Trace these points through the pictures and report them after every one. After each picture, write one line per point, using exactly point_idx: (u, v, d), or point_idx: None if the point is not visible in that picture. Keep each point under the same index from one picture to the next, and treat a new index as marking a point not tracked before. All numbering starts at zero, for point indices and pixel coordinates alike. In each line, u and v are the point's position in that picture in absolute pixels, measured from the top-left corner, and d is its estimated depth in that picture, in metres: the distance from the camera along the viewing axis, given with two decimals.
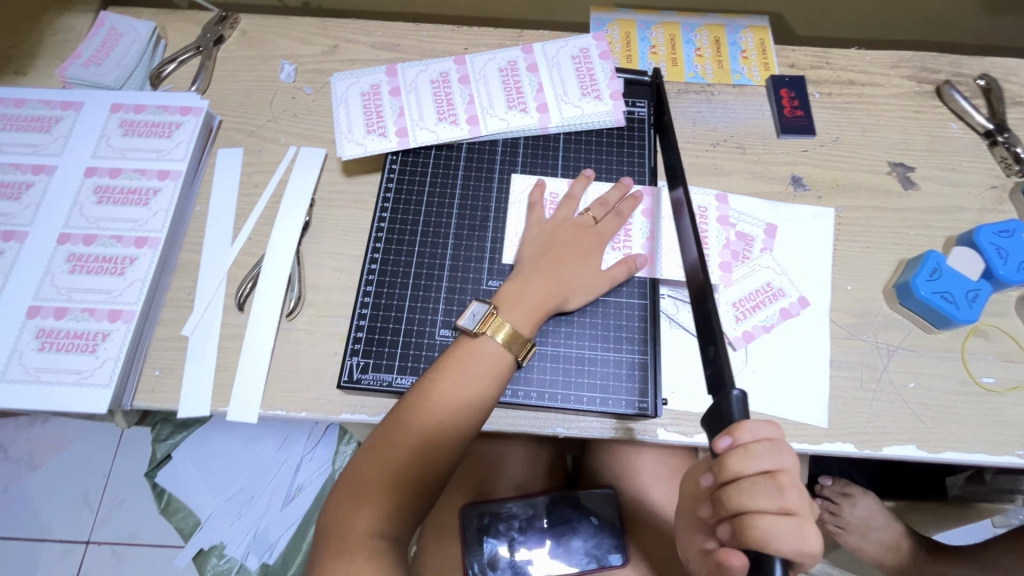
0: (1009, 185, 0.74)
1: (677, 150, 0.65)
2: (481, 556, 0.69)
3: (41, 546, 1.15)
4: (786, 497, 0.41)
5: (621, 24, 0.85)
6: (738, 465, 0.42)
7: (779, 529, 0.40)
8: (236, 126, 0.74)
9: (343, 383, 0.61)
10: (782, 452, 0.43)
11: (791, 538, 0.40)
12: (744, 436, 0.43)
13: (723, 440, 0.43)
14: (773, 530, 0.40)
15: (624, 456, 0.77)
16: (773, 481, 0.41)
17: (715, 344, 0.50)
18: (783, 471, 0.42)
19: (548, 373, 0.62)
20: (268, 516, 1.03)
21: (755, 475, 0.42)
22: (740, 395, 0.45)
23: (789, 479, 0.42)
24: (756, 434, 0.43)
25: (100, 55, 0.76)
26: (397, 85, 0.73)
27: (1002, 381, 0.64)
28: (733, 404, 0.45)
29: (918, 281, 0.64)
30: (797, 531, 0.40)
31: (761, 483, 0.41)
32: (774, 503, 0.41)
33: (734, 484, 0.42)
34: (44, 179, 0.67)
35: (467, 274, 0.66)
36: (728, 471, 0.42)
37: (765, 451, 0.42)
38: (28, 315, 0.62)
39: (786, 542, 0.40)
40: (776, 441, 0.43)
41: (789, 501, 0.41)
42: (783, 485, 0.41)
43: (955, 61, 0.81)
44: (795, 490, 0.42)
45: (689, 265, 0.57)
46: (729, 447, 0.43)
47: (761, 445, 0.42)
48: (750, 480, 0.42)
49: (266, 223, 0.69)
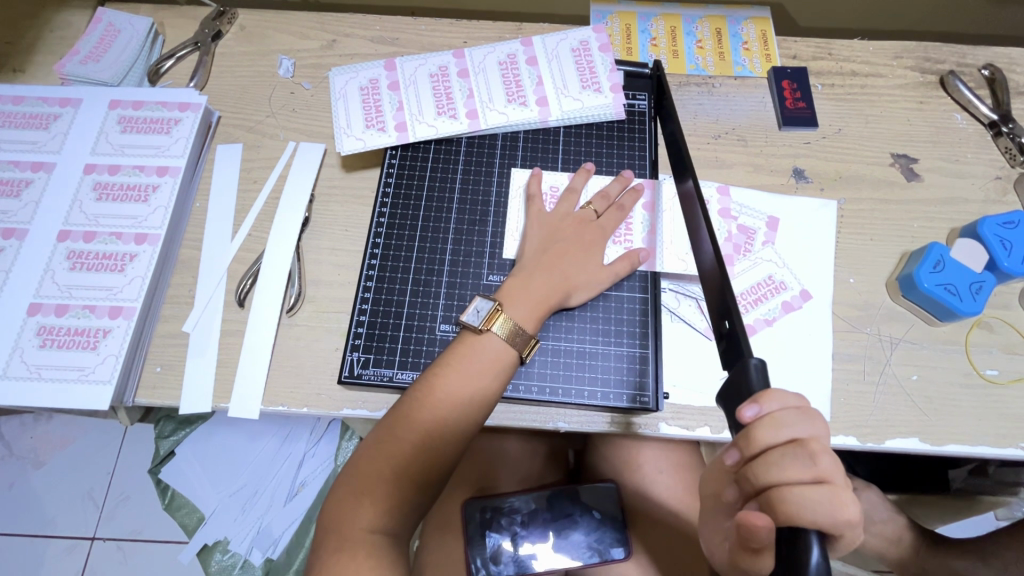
0: (1013, 176, 0.73)
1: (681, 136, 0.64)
2: (483, 551, 0.69)
3: (47, 542, 1.16)
4: (819, 465, 0.40)
5: (621, 16, 0.84)
6: (766, 435, 0.42)
7: (812, 498, 0.39)
8: (235, 122, 0.74)
9: (344, 378, 0.61)
10: (812, 421, 0.42)
11: (826, 507, 0.39)
12: (772, 404, 0.42)
13: (749, 409, 0.42)
14: (807, 499, 0.39)
15: (626, 449, 0.76)
16: (804, 448, 0.41)
17: (730, 318, 0.49)
18: (813, 440, 0.41)
19: (549, 367, 0.62)
20: (272, 512, 1.03)
21: (785, 444, 0.41)
22: (758, 363, 0.45)
23: (821, 447, 0.41)
24: (784, 403, 0.43)
25: (98, 52, 0.75)
26: (396, 79, 0.72)
27: (1004, 373, 0.64)
28: (752, 372, 0.44)
29: (921, 274, 0.64)
30: (832, 500, 0.39)
31: (792, 452, 0.41)
32: (807, 472, 0.40)
33: (763, 455, 0.42)
34: (43, 176, 0.67)
35: (467, 268, 0.66)
36: (757, 442, 0.42)
37: (794, 418, 0.42)
38: (28, 313, 0.62)
39: (821, 512, 0.39)
40: (805, 410, 0.43)
41: (823, 468, 0.40)
42: (815, 453, 0.41)
43: (959, 51, 0.80)
44: (828, 458, 0.41)
45: (700, 253, 0.57)
46: (757, 415, 0.42)
47: (790, 413, 0.42)
48: (780, 450, 0.41)
49: (266, 219, 0.69)
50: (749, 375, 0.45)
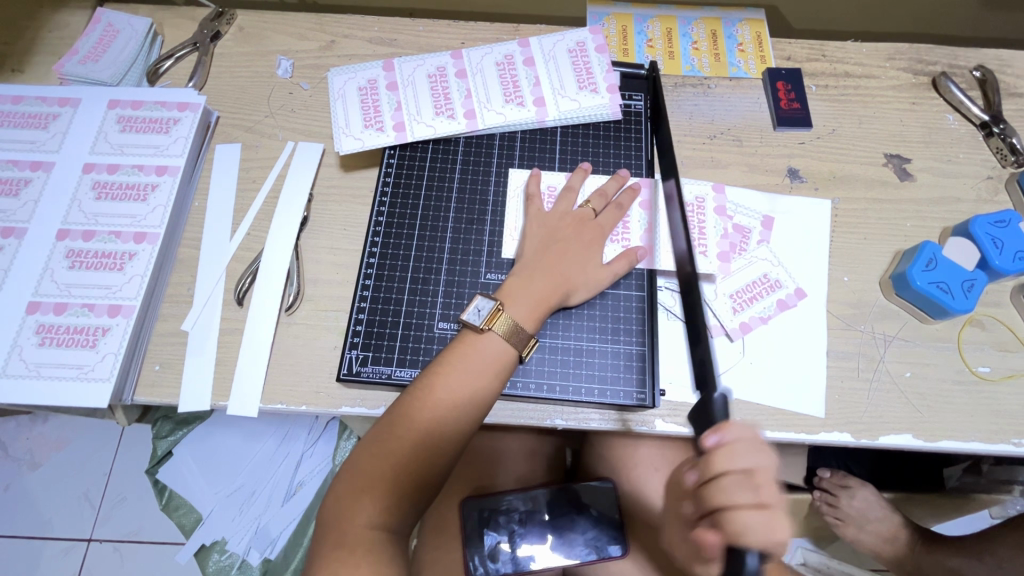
0: (1004, 176, 0.74)
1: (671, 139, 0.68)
2: (481, 549, 0.70)
3: (43, 544, 1.16)
4: (763, 493, 0.42)
5: (618, 18, 0.85)
6: (721, 461, 0.43)
7: (753, 525, 0.40)
8: (234, 122, 0.75)
9: (342, 376, 0.62)
10: (762, 453, 0.43)
11: (763, 533, 0.40)
12: (732, 434, 0.44)
13: (710, 438, 0.44)
14: (747, 523, 0.40)
15: (622, 448, 0.77)
16: (750, 478, 0.42)
17: (701, 347, 0.59)
18: (760, 471, 0.42)
19: (547, 364, 0.63)
20: (269, 512, 1.03)
21: (733, 473, 0.42)
22: (721, 397, 0.49)
23: (765, 478, 0.42)
24: (740, 435, 0.44)
25: (96, 52, 0.76)
26: (394, 80, 0.73)
27: (996, 370, 0.65)
28: (716, 404, 0.49)
29: (914, 272, 0.64)
30: (769, 527, 0.40)
31: (739, 479, 0.42)
32: (751, 498, 0.41)
33: (714, 480, 0.43)
34: (42, 175, 0.68)
35: (465, 267, 0.67)
36: (711, 469, 0.43)
37: (746, 449, 0.43)
38: (28, 311, 0.62)
39: (760, 537, 0.40)
40: (759, 441, 0.44)
41: (765, 496, 0.41)
42: (759, 483, 0.42)
43: (950, 53, 0.81)
44: (770, 487, 0.42)
45: (678, 253, 0.65)
46: (717, 443, 0.44)
47: (742, 444, 0.43)
48: (729, 478, 0.42)
49: (264, 219, 0.69)
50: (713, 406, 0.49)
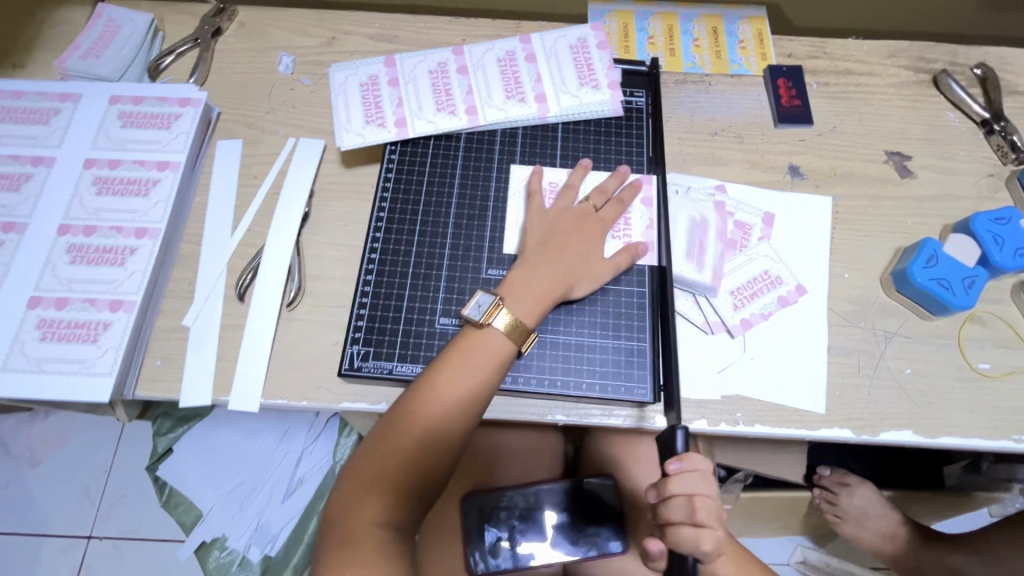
0: (1005, 173, 0.74)
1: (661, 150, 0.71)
2: (482, 545, 0.70)
3: (44, 541, 1.16)
4: (701, 514, 0.51)
5: (619, 15, 0.85)
6: (675, 487, 0.51)
7: (689, 539, 0.51)
8: (235, 118, 0.75)
9: (344, 371, 0.62)
10: (708, 481, 0.52)
11: (696, 547, 0.51)
12: (689, 464, 0.51)
13: (671, 463, 0.52)
14: (684, 540, 0.51)
15: (623, 445, 0.78)
16: (694, 503, 0.51)
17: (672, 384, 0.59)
18: (703, 495, 0.52)
19: (548, 360, 0.63)
20: (270, 508, 1.03)
21: (681, 496, 0.51)
22: (682, 432, 0.52)
23: (707, 502, 0.52)
24: (695, 464, 0.52)
25: (98, 47, 0.75)
26: (395, 76, 0.73)
27: (997, 366, 0.65)
28: (676, 440, 0.52)
29: (915, 268, 0.64)
30: (701, 542, 0.51)
31: (684, 502, 0.51)
32: (690, 519, 0.51)
33: (666, 499, 0.52)
34: (43, 170, 0.68)
35: (466, 263, 0.67)
36: (665, 491, 0.52)
37: (696, 478, 0.52)
38: (29, 306, 0.62)
39: (693, 548, 0.51)
40: (705, 470, 0.52)
41: (703, 518, 0.51)
42: (701, 508, 0.51)
43: (951, 51, 0.82)
44: (710, 508, 0.52)
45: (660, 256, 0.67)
46: (676, 470, 0.51)
47: (694, 474, 0.52)
48: (676, 500, 0.52)
49: (266, 215, 0.69)
50: (674, 441, 0.52)
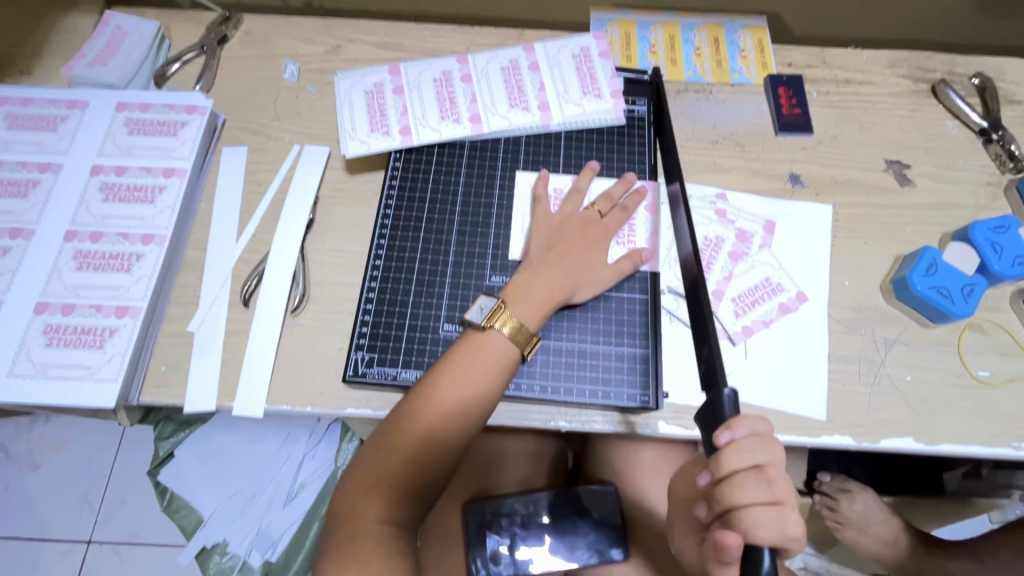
0: (1003, 182, 0.75)
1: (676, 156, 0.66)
2: (484, 552, 0.70)
3: (44, 545, 1.16)
4: (775, 488, 0.43)
5: (621, 24, 0.86)
6: (732, 459, 0.44)
7: (766, 519, 0.42)
8: (240, 125, 0.75)
9: (348, 377, 0.62)
10: (772, 447, 0.45)
11: (777, 528, 0.42)
12: (742, 428, 0.45)
13: (722, 434, 0.45)
14: (761, 520, 0.42)
15: (624, 451, 0.77)
16: (762, 473, 0.43)
17: (708, 344, 0.52)
18: (769, 465, 0.44)
19: (551, 366, 0.63)
20: (271, 514, 1.04)
21: (744, 469, 0.44)
22: (731, 394, 0.47)
23: (776, 471, 0.44)
24: (751, 429, 0.45)
25: (105, 55, 0.76)
26: (400, 84, 0.73)
27: (996, 373, 0.65)
28: (725, 402, 0.47)
29: (914, 276, 0.65)
30: (780, 520, 0.42)
31: (751, 476, 0.43)
32: (764, 494, 0.43)
33: (727, 477, 0.44)
34: (50, 177, 0.68)
35: (470, 269, 0.67)
36: (722, 467, 0.44)
37: (756, 445, 0.44)
38: (36, 312, 0.62)
39: (772, 532, 0.42)
40: (767, 436, 0.45)
41: (777, 491, 0.43)
42: (771, 477, 0.43)
43: (950, 60, 0.82)
44: (782, 481, 0.44)
45: (684, 256, 0.60)
46: (728, 440, 0.44)
47: (751, 440, 0.45)
48: (741, 475, 0.43)
49: (270, 221, 0.70)
50: (720, 405, 0.47)
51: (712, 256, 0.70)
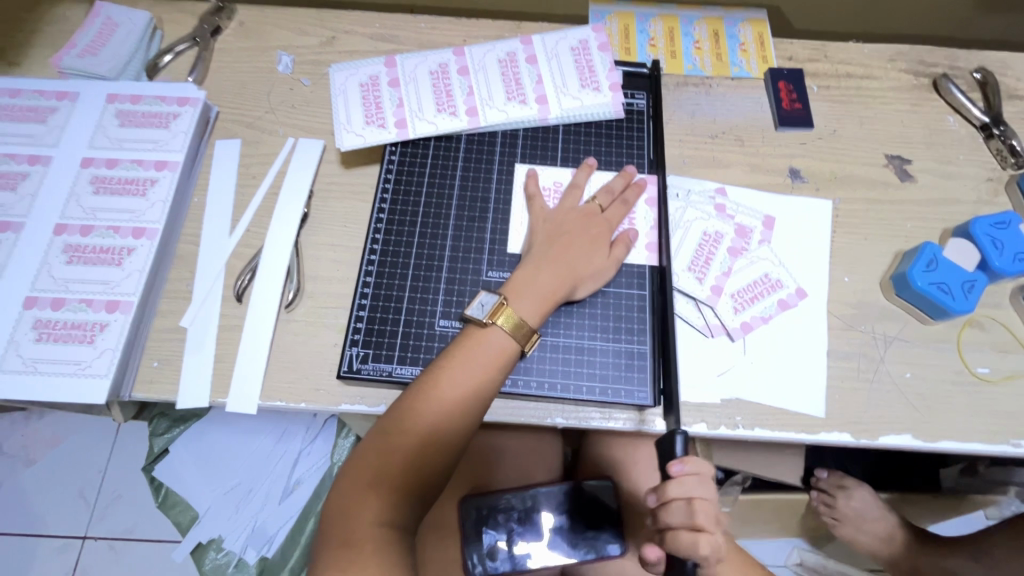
0: (1004, 177, 0.74)
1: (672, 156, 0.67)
2: (480, 547, 0.70)
3: (37, 541, 1.15)
4: (702, 517, 0.51)
5: (620, 16, 0.85)
6: (672, 490, 0.52)
7: (693, 540, 0.50)
8: (234, 117, 0.74)
9: (343, 373, 0.61)
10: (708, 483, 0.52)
11: (692, 549, 0.50)
12: (689, 465, 0.51)
13: (674, 466, 0.51)
14: (681, 542, 0.51)
15: (620, 448, 0.77)
16: (692, 505, 0.51)
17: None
18: (703, 498, 0.51)
19: (548, 362, 0.62)
20: (267, 510, 1.03)
21: (682, 499, 0.51)
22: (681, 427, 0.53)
23: (705, 505, 0.51)
24: (695, 467, 0.52)
25: (95, 45, 0.75)
26: (396, 76, 0.72)
27: (995, 370, 0.65)
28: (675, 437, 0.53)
29: (914, 273, 0.65)
30: (698, 544, 0.50)
31: (687, 504, 0.51)
32: (693, 521, 0.51)
33: (666, 502, 0.52)
34: (40, 169, 0.67)
35: (467, 264, 0.66)
36: (667, 495, 0.52)
37: (692, 481, 0.51)
38: (25, 306, 0.61)
39: (697, 551, 0.50)
40: (705, 474, 0.52)
41: (700, 521, 0.51)
42: (698, 510, 0.51)
43: (951, 55, 0.82)
44: (708, 513, 0.51)
45: (666, 272, 0.64)
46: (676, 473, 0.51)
47: (693, 476, 0.52)
48: (677, 503, 0.51)
49: (264, 215, 0.69)
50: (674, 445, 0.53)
51: (711, 252, 0.69)
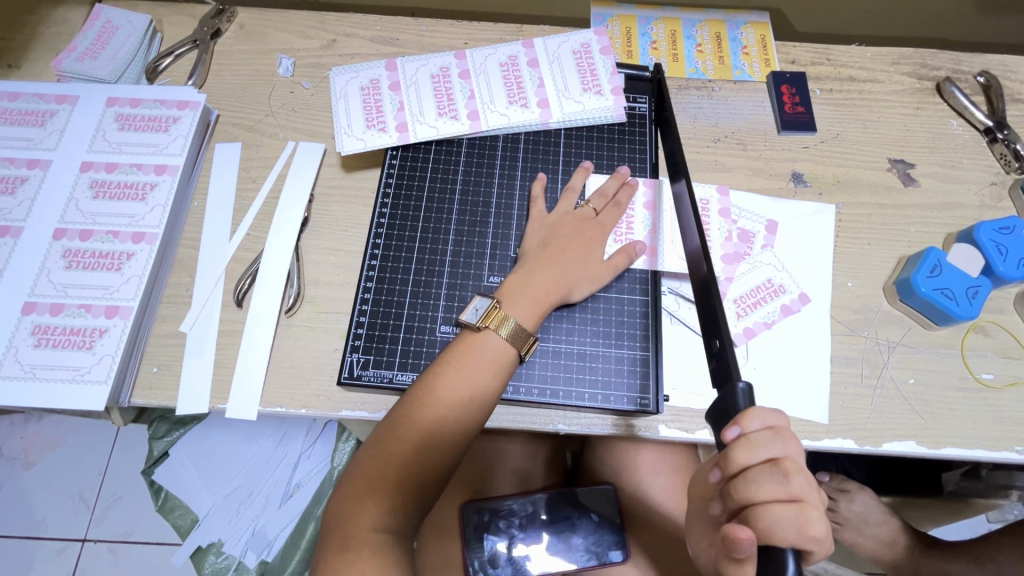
0: (1007, 182, 0.74)
1: (678, 139, 0.66)
2: (481, 553, 0.69)
3: (36, 544, 1.15)
4: (793, 483, 0.41)
5: (621, 19, 0.85)
6: (744, 456, 0.42)
7: (784, 517, 0.40)
8: (234, 121, 0.74)
9: (343, 379, 0.61)
10: (788, 441, 0.43)
11: (794, 526, 0.39)
12: (751, 423, 0.43)
13: (731, 430, 0.43)
14: (780, 519, 0.40)
15: (624, 451, 0.76)
16: (778, 467, 0.41)
17: (721, 338, 0.50)
18: (787, 458, 0.42)
19: (550, 369, 0.62)
20: (265, 514, 1.03)
21: (760, 464, 0.42)
22: (746, 388, 0.45)
23: (794, 466, 0.41)
24: (764, 422, 0.43)
25: (94, 48, 0.75)
26: (397, 80, 0.72)
27: (999, 377, 0.64)
28: (739, 396, 0.45)
29: (919, 278, 0.64)
30: (801, 517, 0.40)
31: (767, 471, 0.41)
32: (782, 490, 0.41)
33: (740, 476, 0.42)
34: (39, 173, 0.67)
35: (468, 269, 0.66)
36: (734, 463, 0.43)
37: (768, 439, 0.42)
38: (23, 311, 0.61)
39: (791, 531, 0.39)
40: (780, 429, 0.43)
41: (796, 487, 0.41)
42: (788, 473, 0.41)
43: (954, 58, 0.81)
44: (801, 476, 0.41)
45: (691, 252, 0.59)
46: (738, 436, 0.43)
47: (762, 434, 0.43)
48: (756, 470, 0.42)
49: (264, 219, 0.69)
50: (735, 399, 0.45)
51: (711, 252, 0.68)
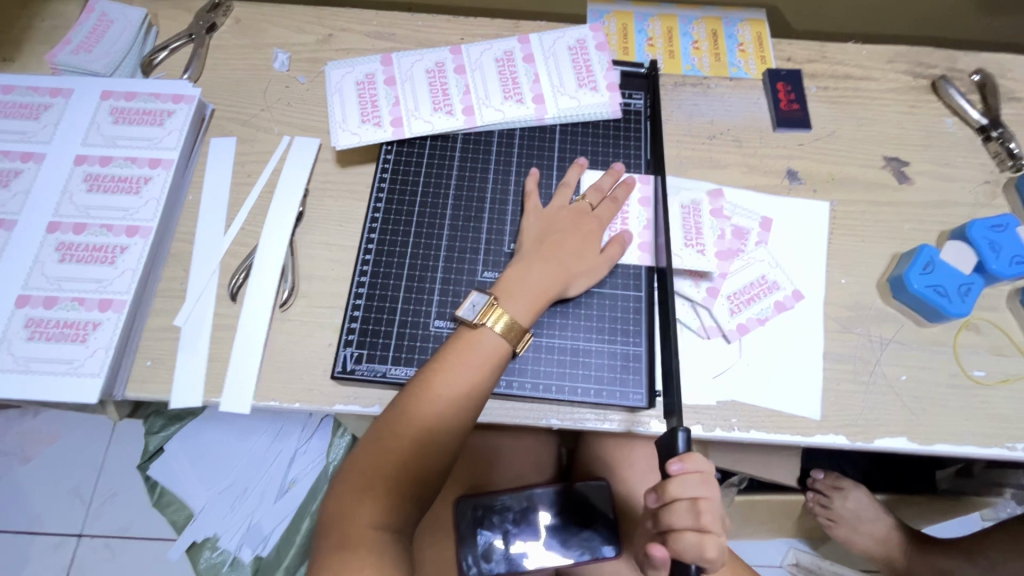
0: (1002, 180, 0.74)
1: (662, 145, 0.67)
2: (475, 548, 0.70)
3: (33, 538, 1.15)
4: (704, 520, 0.48)
5: (618, 16, 0.85)
6: (675, 489, 0.48)
7: (691, 547, 0.48)
8: (229, 115, 0.74)
9: (337, 373, 0.61)
10: (710, 483, 0.49)
11: (695, 554, 0.47)
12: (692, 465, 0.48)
13: (675, 464, 0.48)
14: (687, 546, 0.47)
15: (616, 449, 0.77)
16: (696, 506, 0.48)
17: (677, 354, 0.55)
18: (706, 498, 0.48)
19: (544, 364, 0.62)
20: (261, 510, 1.02)
21: (684, 499, 0.48)
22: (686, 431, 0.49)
23: (709, 505, 0.48)
24: (697, 465, 0.49)
25: (90, 42, 0.75)
26: (392, 74, 0.72)
27: (992, 374, 0.65)
28: (678, 440, 0.49)
29: (911, 275, 0.64)
30: (703, 548, 0.47)
31: (686, 507, 0.48)
32: (693, 524, 0.48)
33: (668, 503, 0.49)
34: (33, 166, 0.67)
35: (462, 264, 0.66)
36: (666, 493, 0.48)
37: (696, 481, 0.48)
38: (16, 305, 0.61)
39: (694, 556, 0.47)
40: (708, 474, 0.49)
41: (706, 523, 0.48)
42: (703, 511, 0.48)
43: (950, 56, 0.81)
44: (712, 513, 0.48)
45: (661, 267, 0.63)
46: (677, 471, 0.48)
47: (694, 476, 0.48)
48: (679, 503, 0.48)
49: (259, 214, 0.69)
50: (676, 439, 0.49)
51: (696, 239, 0.68)
